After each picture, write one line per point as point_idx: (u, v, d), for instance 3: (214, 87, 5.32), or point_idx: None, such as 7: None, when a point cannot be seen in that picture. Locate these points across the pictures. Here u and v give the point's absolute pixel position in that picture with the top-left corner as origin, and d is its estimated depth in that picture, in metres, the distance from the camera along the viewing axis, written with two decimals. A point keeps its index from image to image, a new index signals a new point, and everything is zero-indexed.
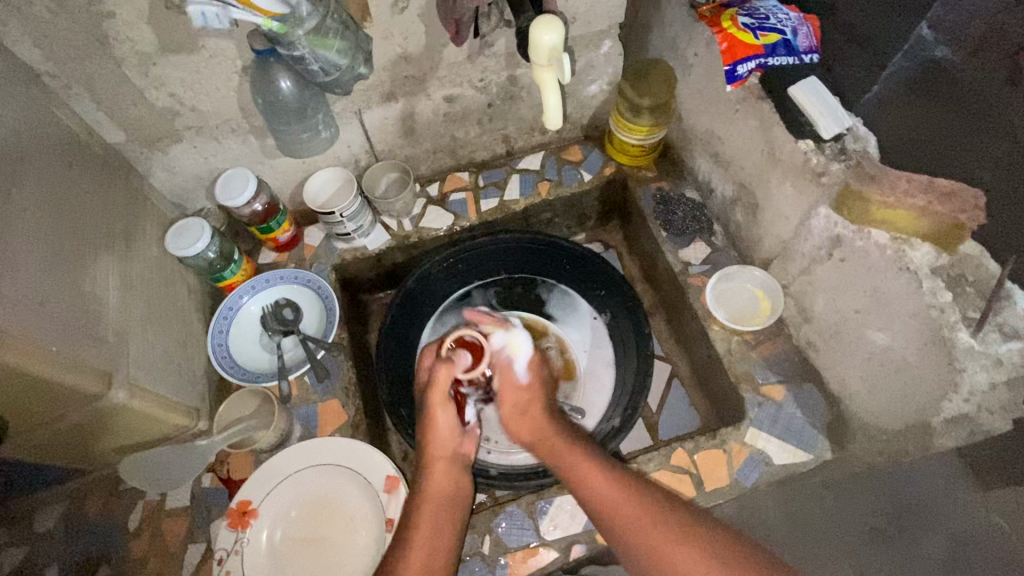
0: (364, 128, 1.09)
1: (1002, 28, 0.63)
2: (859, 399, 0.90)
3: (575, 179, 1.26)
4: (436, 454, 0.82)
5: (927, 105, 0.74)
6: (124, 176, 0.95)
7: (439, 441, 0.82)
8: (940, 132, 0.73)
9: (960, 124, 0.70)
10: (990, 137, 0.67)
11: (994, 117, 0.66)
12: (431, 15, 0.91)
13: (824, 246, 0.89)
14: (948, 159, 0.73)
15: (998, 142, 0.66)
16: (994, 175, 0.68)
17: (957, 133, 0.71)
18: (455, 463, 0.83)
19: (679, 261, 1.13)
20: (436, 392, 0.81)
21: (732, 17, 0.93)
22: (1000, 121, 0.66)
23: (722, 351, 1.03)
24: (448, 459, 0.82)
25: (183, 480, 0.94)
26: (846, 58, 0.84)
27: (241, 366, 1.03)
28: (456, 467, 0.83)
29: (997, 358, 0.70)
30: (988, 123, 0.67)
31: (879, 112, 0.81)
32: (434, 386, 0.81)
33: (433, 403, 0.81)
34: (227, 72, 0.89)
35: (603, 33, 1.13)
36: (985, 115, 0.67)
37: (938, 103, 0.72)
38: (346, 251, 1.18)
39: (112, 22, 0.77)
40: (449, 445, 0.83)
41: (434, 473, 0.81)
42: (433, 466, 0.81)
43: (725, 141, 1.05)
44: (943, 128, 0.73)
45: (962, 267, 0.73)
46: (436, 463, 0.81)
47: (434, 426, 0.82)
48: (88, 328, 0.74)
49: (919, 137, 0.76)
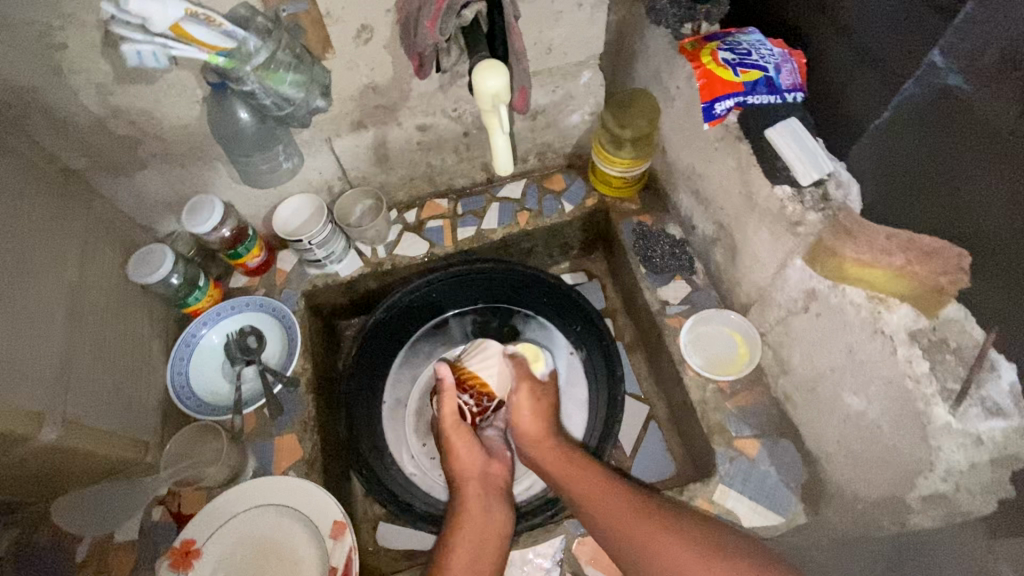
0: (336, 156, 1.08)
1: (1017, 58, 0.55)
2: (835, 462, 0.84)
3: (555, 209, 1.21)
4: (467, 476, 0.96)
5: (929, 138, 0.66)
6: (87, 201, 0.95)
7: (472, 464, 0.97)
8: (939, 171, 0.66)
9: (961, 164, 0.63)
10: (1002, 172, 0.59)
11: (1003, 151, 0.58)
12: (396, 46, 0.91)
13: (800, 298, 0.84)
14: (945, 204, 0.66)
15: (1007, 180, 0.58)
16: (1001, 218, 0.60)
17: (958, 172, 0.64)
18: (486, 484, 0.96)
19: (657, 300, 1.07)
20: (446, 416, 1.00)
21: (713, 52, 0.89)
22: (1008, 157, 0.58)
23: (696, 400, 0.97)
24: (477, 478, 0.96)
25: (129, 516, 0.91)
26: (856, 88, 0.76)
27: (199, 396, 1.01)
28: (488, 489, 0.95)
29: (977, 437, 0.64)
30: (996, 157, 0.59)
31: (881, 141, 0.73)
32: (445, 416, 1.00)
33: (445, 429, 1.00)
34: (189, 102, 0.89)
35: (580, 64, 1.09)
36: (994, 153, 0.59)
37: (940, 137, 0.65)
38: (318, 278, 1.15)
39: (66, 53, 0.78)
40: (473, 467, 0.97)
41: (469, 495, 0.93)
42: (463, 486, 0.95)
43: (704, 178, 1.01)
44: (943, 167, 0.65)
45: (944, 331, 0.68)
46: (466, 484, 0.95)
47: (457, 453, 0.98)
48: (23, 363, 0.74)
49: (915, 177, 0.69)
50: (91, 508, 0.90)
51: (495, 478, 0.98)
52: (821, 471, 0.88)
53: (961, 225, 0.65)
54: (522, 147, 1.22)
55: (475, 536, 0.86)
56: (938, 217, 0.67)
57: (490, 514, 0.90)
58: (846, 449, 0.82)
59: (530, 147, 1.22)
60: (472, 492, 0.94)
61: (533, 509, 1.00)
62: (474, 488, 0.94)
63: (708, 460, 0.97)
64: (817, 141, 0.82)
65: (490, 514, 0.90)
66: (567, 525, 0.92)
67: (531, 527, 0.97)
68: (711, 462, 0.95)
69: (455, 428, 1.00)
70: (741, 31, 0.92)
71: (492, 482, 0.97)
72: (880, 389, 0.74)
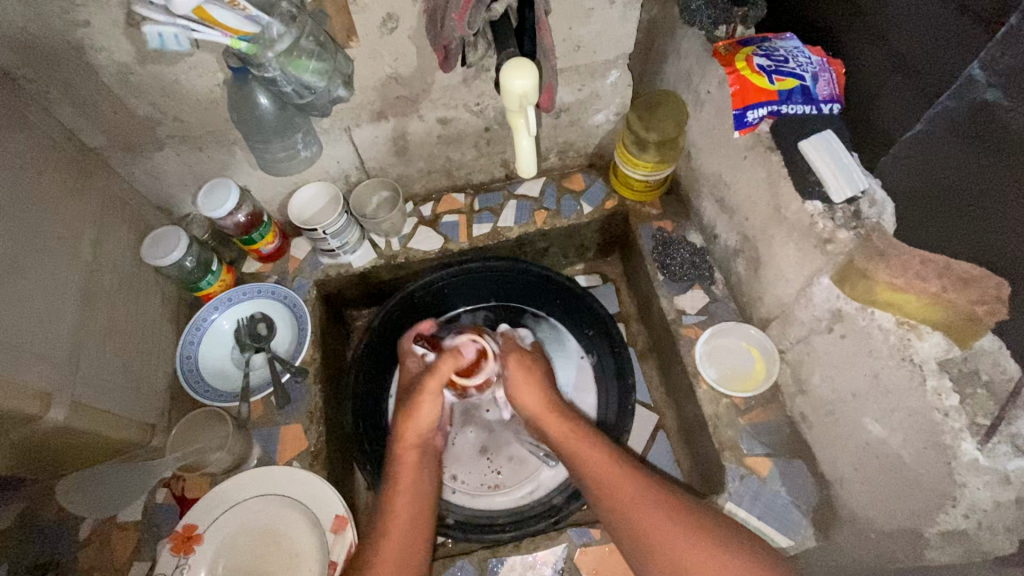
0: (354, 146, 1.06)
1: None
2: (850, 488, 0.82)
3: (573, 210, 1.19)
4: (410, 445, 0.88)
5: (974, 155, 0.61)
6: (104, 180, 0.94)
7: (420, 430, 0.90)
8: (983, 192, 0.61)
9: (1007, 188, 0.59)
10: None
11: None
12: (422, 37, 0.89)
13: (825, 318, 0.82)
14: (991, 228, 0.61)
15: None
16: None
17: (1004, 196, 0.59)
18: (425, 455, 0.90)
19: (674, 309, 1.05)
20: (433, 382, 0.89)
21: (748, 57, 0.86)
22: None
23: (708, 414, 0.95)
24: (418, 449, 0.89)
25: (135, 497, 0.91)
26: (898, 93, 0.72)
27: (206, 381, 1.00)
28: (426, 459, 0.89)
29: (1005, 475, 0.63)
30: None
31: (913, 150, 0.69)
32: (433, 375, 0.89)
33: (425, 393, 0.88)
34: (209, 85, 0.88)
35: (609, 63, 1.06)
36: None
37: (986, 157, 0.60)
38: (331, 267, 1.14)
39: (88, 31, 0.77)
40: (424, 436, 0.89)
41: (404, 464, 0.86)
42: (402, 456, 0.87)
43: (730, 187, 0.98)
44: (988, 189, 0.61)
45: (976, 362, 0.66)
46: (404, 453, 0.88)
47: (418, 417, 0.88)
48: (32, 345, 0.73)
49: (957, 196, 0.64)
50: (98, 492, 0.91)
51: (434, 448, 0.92)
52: (834, 496, 0.86)
53: (1004, 253, 0.61)
54: (544, 145, 1.19)
55: (411, 509, 0.81)
56: (979, 241, 0.63)
57: (425, 483, 0.86)
58: (862, 476, 0.79)
59: (551, 145, 1.20)
60: (410, 462, 0.87)
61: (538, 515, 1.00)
62: (411, 457, 0.87)
63: (717, 475, 0.95)
64: (853, 156, 0.79)
65: (425, 483, 0.85)
66: (569, 533, 0.91)
67: (531, 533, 0.96)
68: (720, 478, 0.93)
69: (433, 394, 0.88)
70: (779, 37, 0.88)
71: (432, 453, 0.91)
72: (904, 419, 0.71)
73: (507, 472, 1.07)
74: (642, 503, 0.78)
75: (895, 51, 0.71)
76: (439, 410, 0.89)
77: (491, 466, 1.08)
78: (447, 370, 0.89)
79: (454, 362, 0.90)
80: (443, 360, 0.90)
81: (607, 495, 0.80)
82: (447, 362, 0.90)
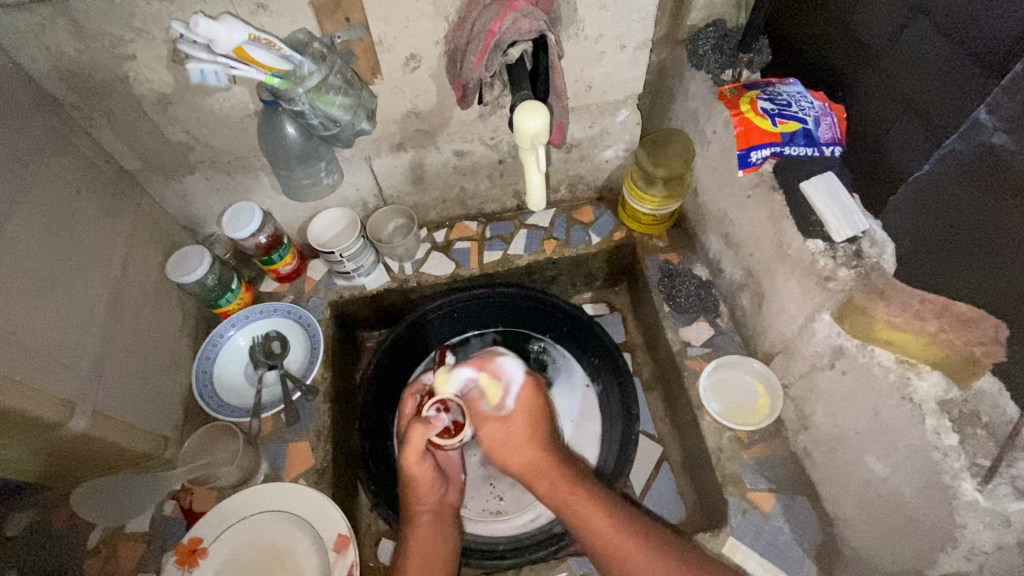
0: (373, 174, 1.11)
1: None
2: (854, 526, 0.82)
3: (582, 240, 1.22)
4: (422, 508, 0.93)
5: (989, 198, 0.62)
6: (136, 200, 1.00)
7: (425, 496, 0.93)
8: (996, 233, 0.62)
9: (1017, 228, 0.60)
10: None
11: None
12: (442, 76, 0.94)
13: (826, 354, 0.83)
14: (995, 267, 0.63)
15: None
16: None
17: (1016, 237, 0.60)
18: (439, 513, 0.95)
19: (679, 340, 1.06)
20: (411, 456, 0.88)
21: (752, 101, 0.90)
22: None
23: (711, 447, 0.95)
24: (432, 509, 0.94)
25: (144, 507, 0.94)
26: (904, 135, 0.76)
27: (219, 396, 1.03)
28: (441, 518, 0.95)
29: (1006, 517, 0.62)
30: None
31: (926, 191, 0.69)
32: (407, 447, 0.88)
33: (409, 465, 0.89)
34: (240, 115, 0.94)
35: (619, 102, 1.11)
36: None
37: (994, 198, 0.61)
38: (345, 289, 1.18)
39: (133, 64, 0.83)
40: (431, 498, 0.94)
41: (421, 527, 0.92)
42: (417, 518, 0.92)
43: (735, 223, 1.00)
44: (1002, 229, 0.61)
45: (975, 404, 0.68)
46: (420, 517, 0.93)
47: (415, 484, 0.91)
48: (61, 354, 0.77)
49: (968, 238, 0.65)
50: (106, 503, 0.93)
51: (447, 505, 0.97)
52: (837, 534, 0.85)
53: (1006, 296, 0.62)
54: (555, 177, 1.23)
55: (423, 567, 0.87)
56: (987, 287, 0.64)
57: (440, 543, 0.92)
58: (865, 515, 0.79)
59: (562, 178, 1.23)
60: (426, 525, 0.92)
61: (538, 543, 1.00)
62: (428, 518, 0.93)
63: (719, 509, 0.95)
64: (854, 198, 0.82)
65: (441, 541, 0.92)
66: (570, 562, 0.91)
67: (530, 561, 0.96)
68: (722, 512, 0.93)
69: (417, 462, 0.88)
70: (782, 82, 0.93)
71: (444, 510, 0.96)
72: (905, 456, 0.72)
73: (509, 498, 1.08)
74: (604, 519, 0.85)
75: (902, 97, 0.75)
76: (429, 473, 0.91)
77: (494, 492, 1.09)
78: (419, 439, 0.87)
79: (424, 432, 0.87)
80: (411, 431, 0.87)
81: (600, 541, 0.84)
82: (416, 433, 0.87)
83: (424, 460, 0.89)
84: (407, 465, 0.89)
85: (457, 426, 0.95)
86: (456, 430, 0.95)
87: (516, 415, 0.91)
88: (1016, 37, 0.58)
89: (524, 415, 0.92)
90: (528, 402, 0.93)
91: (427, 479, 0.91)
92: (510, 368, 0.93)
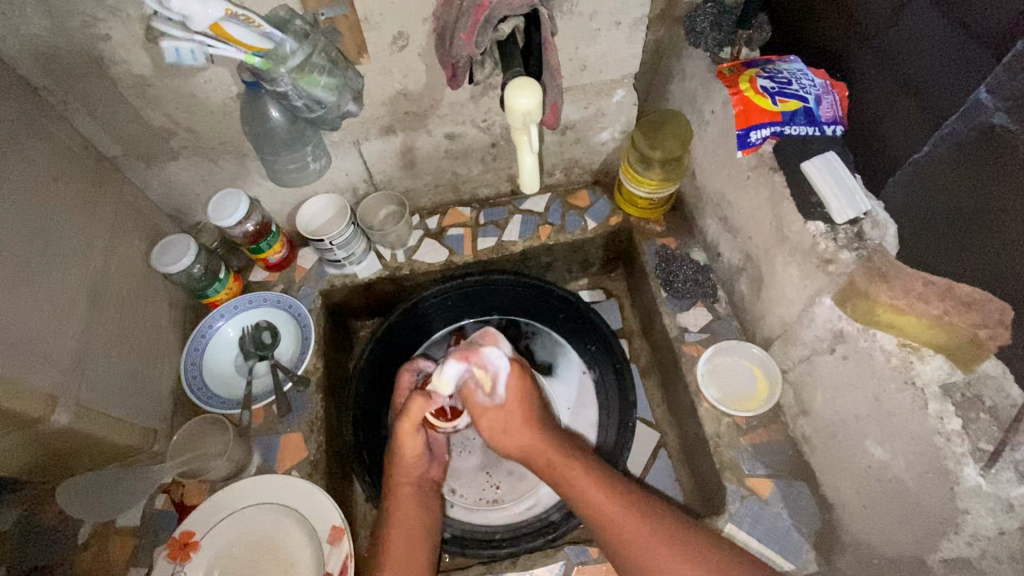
0: (363, 159, 1.08)
1: None
2: (851, 511, 0.81)
3: (578, 226, 1.20)
4: (406, 479, 0.92)
5: (991, 180, 0.60)
6: (116, 188, 0.97)
7: (410, 470, 0.92)
8: (993, 218, 0.61)
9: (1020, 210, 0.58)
10: None
11: None
12: (431, 55, 0.91)
13: (826, 339, 0.82)
14: (993, 249, 0.62)
15: None
16: None
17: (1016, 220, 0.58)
18: (420, 487, 0.94)
19: (676, 325, 1.05)
20: (406, 425, 0.87)
21: (751, 79, 0.87)
22: None
23: (709, 433, 0.94)
24: (415, 483, 0.93)
25: (134, 501, 0.92)
26: (901, 114, 0.74)
27: (210, 389, 1.01)
28: (423, 492, 0.94)
29: (1009, 502, 0.62)
30: None
31: (924, 173, 0.68)
32: (406, 415, 0.87)
33: (403, 435, 0.88)
34: (223, 98, 0.91)
35: (614, 82, 1.08)
36: None
37: (996, 181, 0.60)
38: (336, 278, 1.15)
39: (108, 44, 0.80)
40: (416, 470, 0.93)
41: (403, 498, 0.90)
42: (399, 490, 0.91)
43: (734, 206, 0.98)
44: (1002, 211, 0.60)
45: (979, 387, 0.66)
46: (402, 488, 0.91)
47: (403, 457, 0.90)
48: (40, 346, 0.74)
49: (970, 222, 0.64)
50: (91, 497, 0.90)
51: (429, 480, 0.96)
52: (836, 519, 0.85)
53: (1007, 280, 0.61)
54: (550, 161, 1.20)
55: (409, 536, 0.86)
56: (996, 270, 0.62)
57: (423, 515, 0.90)
58: (865, 501, 0.78)
59: (557, 161, 1.21)
60: (409, 496, 0.91)
61: (533, 533, 0.99)
62: (410, 491, 0.92)
63: (717, 496, 0.94)
64: (857, 180, 0.80)
65: (425, 514, 0.91)
66: (568, 550, 0.90)
67: (528, 550, 0.95)
68: (721, 498, 0.92)
69: (411, 432, 0.87)
70: (782, 60, 0.91)
71: (426, 484, 0.95)
72: (907, 441, 0.71)
73: (506, 487, 1.08)
74: (597, 485, 0.83)
75: (901, 74, 0.72)
76: (422, 444, 0.90)
77: (491, 480, 1.08)
78: (420, 410, 0.85)
79: (427, 402, 0.85)
80: (413, 400, 0.85)
81: (606, 524, 0.80)
82: (416, 403, 0.85)
83: (418, 433, 0.88)
84: (401, 433, 0.88)
85: (454, 411, 0.97)
86: (453, 415, 0.97)
87: (511, 405, 0.88)
88: (1013, 16, 0.57)
89: (517, 402, 0.88)
90: (520, 392, 0.89)
91: (415, 451, 0.90)
92: (496, 360, 0.87)
